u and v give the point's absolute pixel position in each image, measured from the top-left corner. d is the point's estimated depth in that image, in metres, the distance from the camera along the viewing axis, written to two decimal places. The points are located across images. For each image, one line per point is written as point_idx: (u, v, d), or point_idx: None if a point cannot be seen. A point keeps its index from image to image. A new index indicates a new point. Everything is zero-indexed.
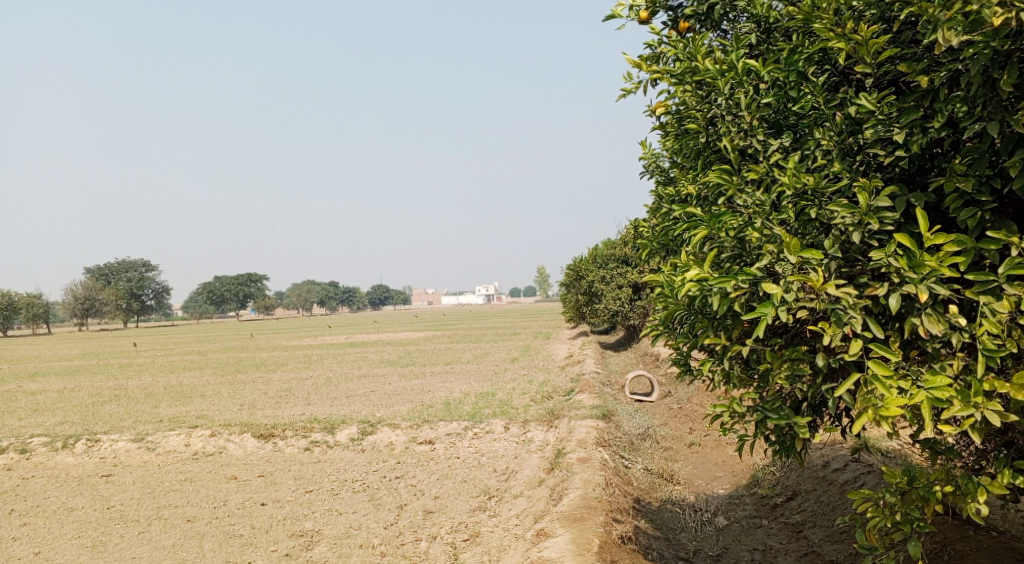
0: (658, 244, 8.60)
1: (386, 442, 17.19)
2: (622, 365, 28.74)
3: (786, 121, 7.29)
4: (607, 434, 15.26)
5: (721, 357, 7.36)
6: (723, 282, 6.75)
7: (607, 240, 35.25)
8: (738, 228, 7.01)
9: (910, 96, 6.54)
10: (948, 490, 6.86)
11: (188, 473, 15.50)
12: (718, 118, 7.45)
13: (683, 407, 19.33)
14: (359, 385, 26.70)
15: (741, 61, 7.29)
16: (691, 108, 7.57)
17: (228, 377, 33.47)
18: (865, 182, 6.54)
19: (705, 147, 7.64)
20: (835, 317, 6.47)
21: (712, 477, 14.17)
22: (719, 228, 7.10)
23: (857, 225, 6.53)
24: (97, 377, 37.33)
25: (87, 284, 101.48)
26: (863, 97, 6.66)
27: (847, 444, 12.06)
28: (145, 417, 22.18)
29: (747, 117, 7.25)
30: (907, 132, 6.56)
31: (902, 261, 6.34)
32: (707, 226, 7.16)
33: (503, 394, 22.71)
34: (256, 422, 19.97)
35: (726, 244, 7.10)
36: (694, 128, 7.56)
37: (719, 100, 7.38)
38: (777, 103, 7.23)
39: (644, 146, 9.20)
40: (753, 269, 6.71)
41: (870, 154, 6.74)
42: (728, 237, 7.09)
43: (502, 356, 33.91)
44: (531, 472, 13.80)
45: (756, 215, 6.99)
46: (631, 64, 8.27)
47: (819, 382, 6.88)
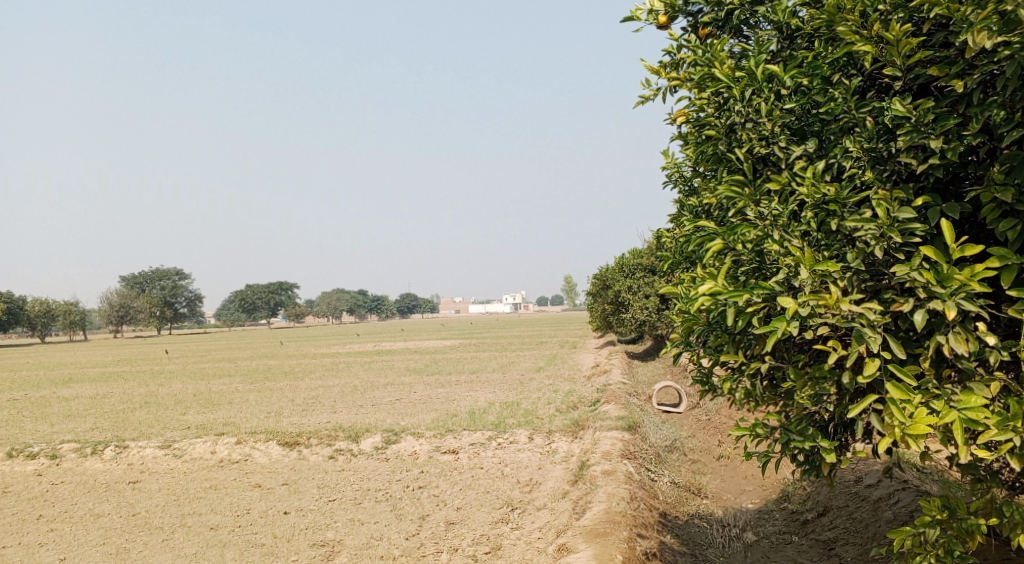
0: (680, 256, 8.56)
1: (410, 451, 17.15)
2: (649, 375, 28.54)
3: (810, 128, 7.15)
4: (633, 446, 15.11)
5: (742, 373, 7.31)
6: (737, 296, 6.64)
7: (634, 250, 35.08)
8: (755, 241, 6.83)
9: (943, 101, 6.40)
10: (993, 522, 6.61)
11: (213, 481, 15.56)
12: (738, 126, 7.30)
13: (710, 419, 19.13)
14: (385, 394, 26.73)
15: (761, 67, 7.13)
16: (708, 114, 7.49)
17: (256, 384, 33.64)
18: (888, 194, 6.43)
19: (723, 156, 7.47)
20: (856, 335, 6.30)
21: (741, 491, 13.97)
22: (734, 240, 6.94)
23: (880, 238, 6.36)
24: (128, 383, 37.71)
25: (120, 290, 102.78)
26: (896, 102, 6.45)
27: (880, 459, 11.83)
28: (173, 424, 22.33)
29: (768, 124, 7.11)
30: (942, 139, 6.35)
31: (928, 275, 6.16)
32: (722, 238, 7.00)
33: (528, 403, 22.61)
34: (281, 430, 20.03)
35: (744, 257, 6.94)
36: (712, 135, 7.42)
37: (738, 107, 7.24)
38: (800, 110, 7.12)
39: (666, 156, 9.05)
40: (770, 283, 6.58)
41: (901, 162, 6.53)
42: (746, 250, 6.92)
43: (528, 365, 33.83)
44: (555, 484, 13.68)
45: (773, 226, 6.82)
46: (649, 71, 8.12)
47: (845, 402, 6.73)
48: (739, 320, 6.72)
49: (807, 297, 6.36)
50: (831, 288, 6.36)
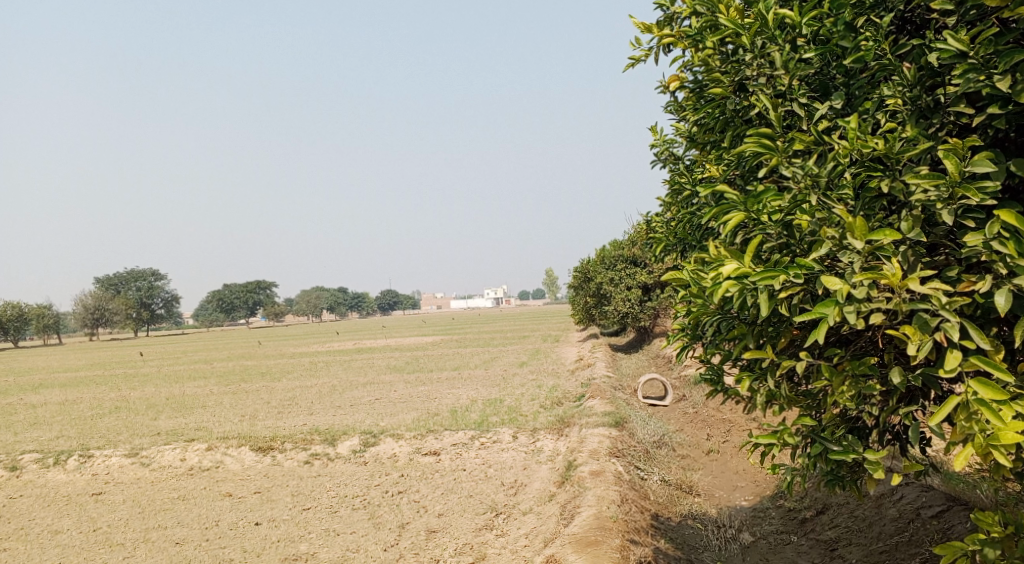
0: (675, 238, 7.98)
1: (389, 454, 16.43)
2: (634, 368, 27.91)
3: (833, 82, 6.71)
4: (621, 443, 14.49)
5: (766, 374, 6.73)
6: (768, 280, 6.02)
7: (615, 241, 34.52)
8: (785, 210, 6.30)
9: (1009, 34, 5.76)
10: None
11: (181, 491, 14.78)
12: (749, 81, 6.79)
13: (698, 412, 18.55)
14: (364, 394, 25.94)
15: (772, 13, 6.65)
16: (714, 69, 6.95)
17: (232, 386, 32.68)
18: (956, 144, 5.81)
19: (734, 116, 6.98)
20: (919, 322, 5.77)
21: (734, 487, 13.44)
22: (758, 211, 6.39)
23: (948, 200, 5.83)
24: (100, 388, 36.62)
25: (95, 293, 100.97)
26: (949, 38, 5.89)
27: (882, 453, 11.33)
28: (143, 431, 21.45)
29: (785, 77, 6.63)
30: (1010, 79, 5.75)
31: (1010, 247, 5.67)
32: (743, 209, 6.42)
33: (511, 400, 21.92)
34: (255, 434, 19.23)
35: (770, 231, 6.35)
36: (721, 94, 6.86)
37: (748, 58, 6.76)
38: (821, 61, 6.65)
39: (656, 132, 8.44)
40: (809, 262, 5.97)
41: (952, 113, 6.04)
42: (772, 222, 6.34)
43: (510, 360, 33.11)
44: (540, 485, 13.03)
45: (806, 190, 6.30)
46: (640, 28, 7.49)
47: (894, 404, 6.26)
48: (771, 305, 6.15)
49: (862, 276, 5.75)
50: (891, 264, 5.77)
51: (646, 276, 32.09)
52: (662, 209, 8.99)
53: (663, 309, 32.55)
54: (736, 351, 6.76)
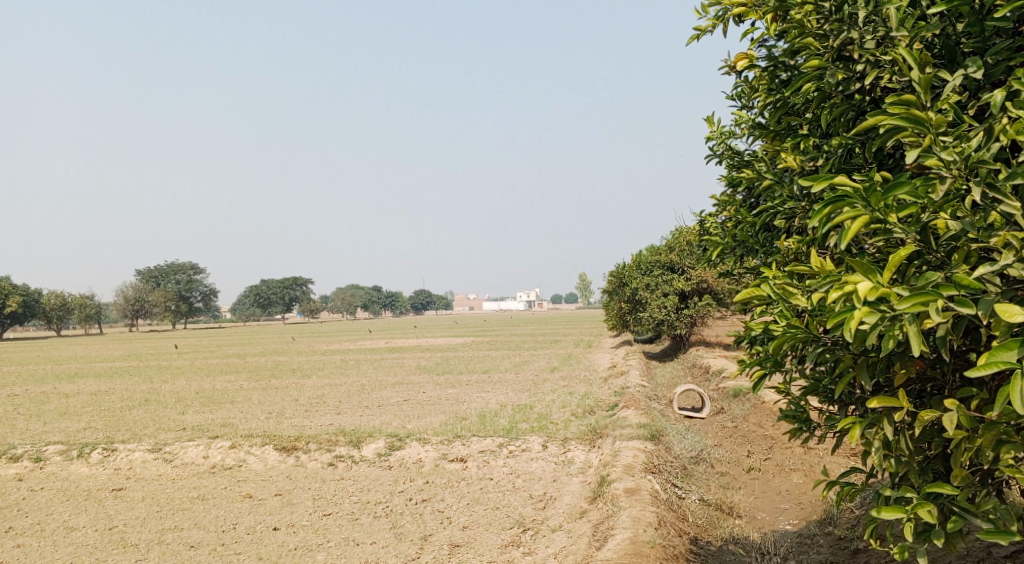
0: (749, 234, 7.48)
1: (415, 459, 15.94)
2: (668, 377, 27.24)
3: (961, 49, 6.01)
4: (657, 458, 13.88)
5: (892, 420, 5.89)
6: (916, 306, 5.21)
7: (652, 247, 33.82)
8: (922, 211, 5.43)
9: None
10: None
11: (201, 490, 14.42)
12: (851, 45, 6.28)
13: (737, 426, 17.85)
14: (392, 394, 25.54)
15: None
16: (809, 32, 6.58)
17: (261, 383, 32.41)
18: None
19: (829, 89, 6.45)
20: None
21: (776, 510, 12.85)
22: (885, 207, 5.45)
23: None
24: (131, 380, 36.52)
25: (133, 284, 101.93)
26: None
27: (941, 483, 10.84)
28: (168, 425, 21.19)
29: (905, 40, 5.98)
30: None
31: None
32: (866, 207, 5.47)
33: (542, 406, 21.36)
34: (280, 433, 18.86)
35: (900, 235, 5.46)
36: (819, 63, 6.35)
37: (857, 17, 6.23)
38: (947, 22, 5.98)
39: (711, 122, 7.85)
40: (974, 280, 5.18)
41: None
42: (902, 225, 5.45)
43: (542, 365, 32.52)
44: (571, 501, 12.46)
45: (949, 181, 5.42)
46: None
47: None
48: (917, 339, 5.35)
49: None
50: None
51: (683, 284, 31.33)
52: (720, 208, 8.50)
53: (700, 318, 31.79)
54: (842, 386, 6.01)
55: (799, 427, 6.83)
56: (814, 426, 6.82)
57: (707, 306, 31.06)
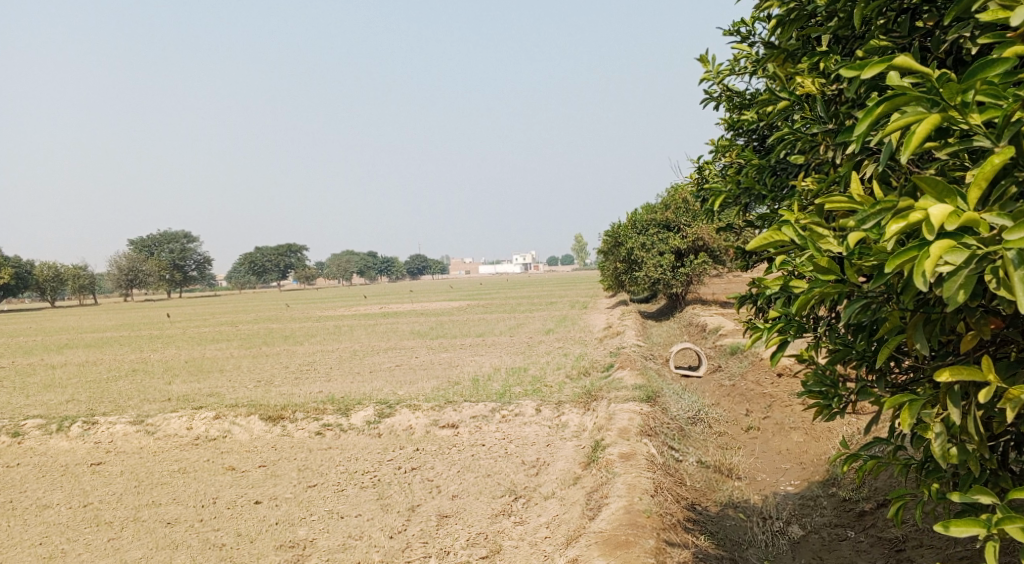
0: (760, 173, 6.87)
1: (405, 426, 15.42)
2: (665, 337, 26.70)
3: None
4: (653, 420, 13.37)
5: (955, 401, 5.30)
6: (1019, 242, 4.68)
7: (647, 206, 33.16)
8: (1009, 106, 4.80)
9: None
10: None
11: (182, 464, 13.91)
12: None
13: (735, 385, 17.35)
14: (384, 360, 25.01)
15: None
16: None
17: (252, 350, 31.83)
18: None
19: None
20: None
21: (777, 471, 12.38)
22: (959, 100, 4.88)
23: None
24: (121, 350, 35.92)
25: (125, 253, 100.96)
26: None
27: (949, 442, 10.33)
28: (154, 396, 20.63)
29: None
30: None
31: None
32: (941, 103, 4.89)
33: (536, 369, 20.83)
34: (267, 402, 18.33)
35: (982, 137, 4.88)
36: None
37: None
38: None
39: (706, 62, 7.23)
40: None
41: None
42: (980, 124, 4.87)
43: (537, 327, 31.93)
44: (564, 466, 11.98)
45: None
46: None
47: None
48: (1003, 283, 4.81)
49: None
50: None
51: (679, 242, 30.68)
52: (721, 155, 7.84)
53: (696, 276, 31.22)
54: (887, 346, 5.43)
55: (827, 403, 6.24)
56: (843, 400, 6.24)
57: (703, 264, 30.42)
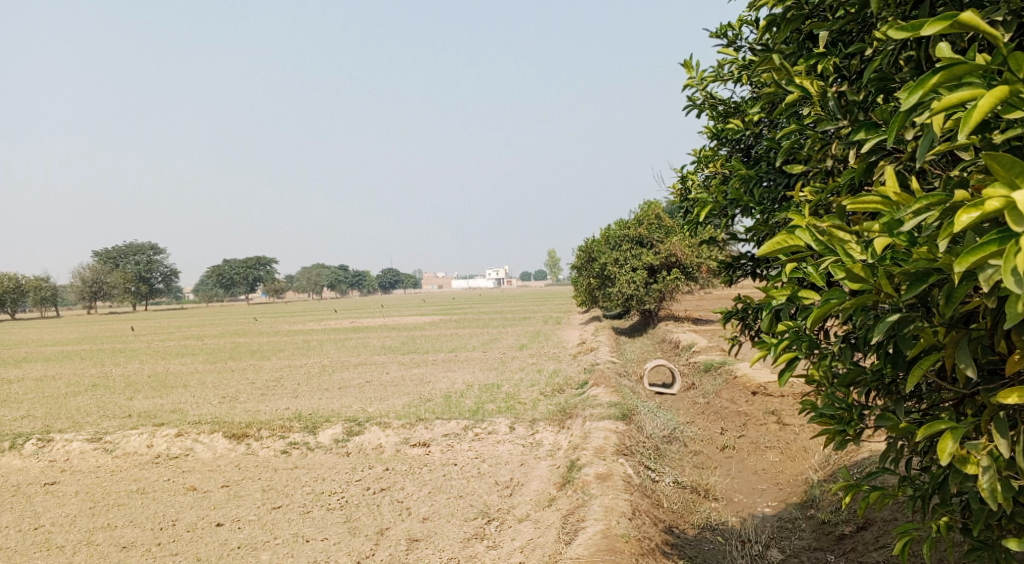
0: (748, 183, 6.68)
1: (374, 445, 14.99)
2: (638, 353, 26.46)
3: None
4: (629, 439, 13.05)
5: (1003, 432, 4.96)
6: None
7: (621, 222, 33.01)
8: None
9: None
10: None
11: (141, 483, 13.37)
12: None
13: (710, 402, 17.11)
14: (354, 376, 24.54)
15: None
16: None
17: (219, 365, 31.18)
18: None
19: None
20: None
21: (754, 492, 12.10)
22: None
23: None
24: (84, 364, 35.08)
25: (91, 266, 99.31)
26: None
27: None
28: (114, 412, 20.02)
29: None
30: None
31: None
32: (1009, 77, 4.53)
33: (509, 386, 20.47)
34: (231, 419, 17.79)
35: None
36: None
37: None
38: None
39: (690, 67, 7.08)
40: None
41: None
42: None
43: (510, 343, 31.58)
44: (538, 487, 11.62)
45: None
46: None
47: None
48: None
49: None
50: None
51: (652, 258, 30.52)
52: (704, 166, 7.62)
53: (669, 293, 31.05)
54: (922, 365, 5.05)
55: (842, 428, 5.84)
56: (858, 425, 5.86)
57: (676, 280, 30.27)
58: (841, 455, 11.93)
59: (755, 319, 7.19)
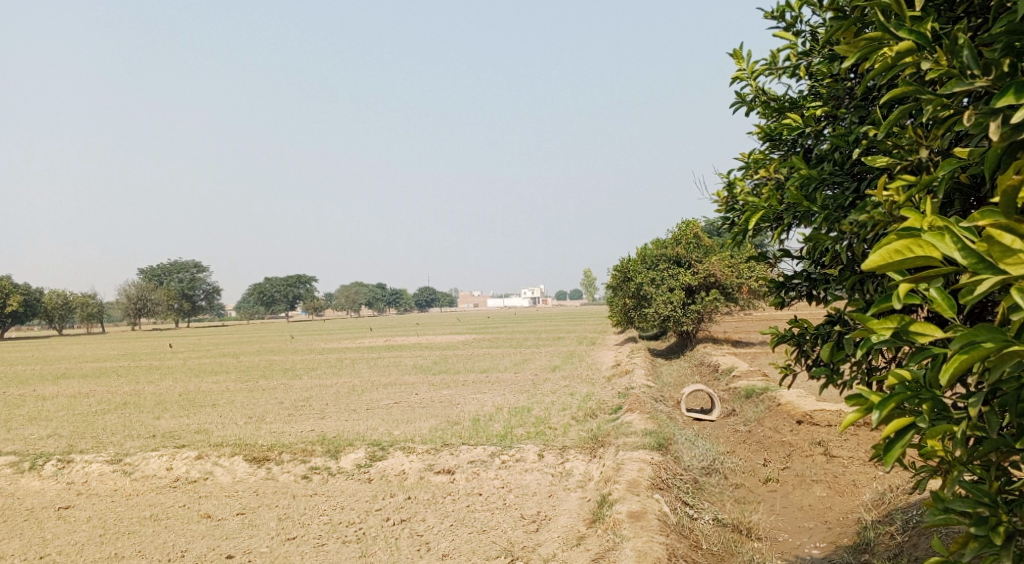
0: (814, 184, 6.08)
1: (397, 471, 14.41)
2: (675, 377, 25.62)
3: None
4: (665, 472, 12.33)
5: None
6: None
7: (657, 241, 32.29)
8: None
9: None
10: None
11: (155, 509, 12.89)
12: None
13: (751, 432, 16.28)
14: (383, 397, 24.00)
15: None
16: None
17: (250, 383, 30.83)
18: None
19: None
20: None
21: (800, 531, 11.33)
22: None
23: None
24: (117, 381, 34.95)
25: (133, 283, 100.26)
26: None
27: None
28: (138, 432, 19.63)
29: None
30: None
31: None
32: None
33: (540, 409, 19.77)
34: (253, 441, 17.30)
35: None
36: None
37: None
38: None
39: (740, 59, 6.89)
40: None
41: None
42: None
43: (544, 364, 30.89)
44: (568, 523, 10.96)
45: None
46: None
47: None
48: None
49: None
50: None
51: (690, 278, 29.69)
52: (749, 172, 7.08)
53: (707, 314, 30.25)
54: None
55: (983, 530, 4.97)
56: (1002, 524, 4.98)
57: (715, 301, 29.46)
58: (896, 495, 11.14)
59: (812, 345, 6.58)
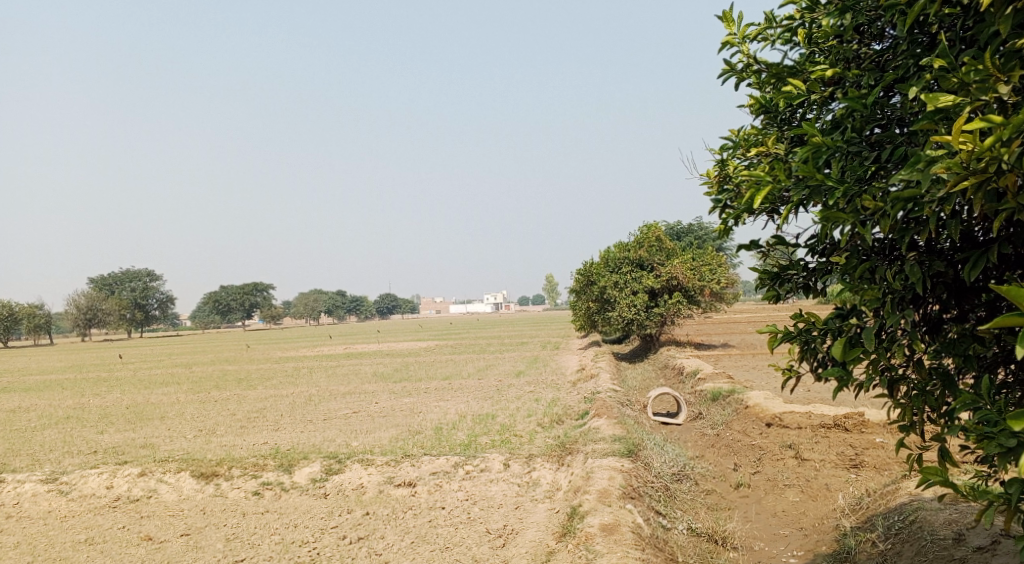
0: (833, 153, 5.83)
1: (355, 486, 13.60)
2: (641, 380, 25.02)
3: None
4: (637, 479, 11.72)
5: None
6: None
7: (620, 244, 31.77)
8: None
9: None
10: None
11: (92, 532, 11.96)
12: None
13: (720, 435, 15.70)
14: (341, 406, 23.07)
15: None
16: None
17: (201, 395, 29.60)
18: None
19: None
20: None
21: (777, 537, 10.80)
22: None
23: None
24: (62, 394, 33.46)
25: (84, 293, 97.60)
26: None
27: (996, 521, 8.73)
28: (78, 448, 18.51)
29: None
30: None
31: None
32: None
33: (505, 417, 19.04)
34: (201, 456, 16.33)
35: None
36: None
37: None
38: None
39: (730, 23, 6.56)
40: None
41: None
42: None
43: (507, 369, 30.11)
44: (536, 537, 10.28)
45: None
46: None
47: None
48: None
49: None
50: None
51: (653, 281, 29.21)
52: (739, 148, 6.79)
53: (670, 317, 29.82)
54: None
55: None
56: None
57: (678, 304, 29.00)
58: (877, 499, 10.66)
59: (824, 340, 6.15)
